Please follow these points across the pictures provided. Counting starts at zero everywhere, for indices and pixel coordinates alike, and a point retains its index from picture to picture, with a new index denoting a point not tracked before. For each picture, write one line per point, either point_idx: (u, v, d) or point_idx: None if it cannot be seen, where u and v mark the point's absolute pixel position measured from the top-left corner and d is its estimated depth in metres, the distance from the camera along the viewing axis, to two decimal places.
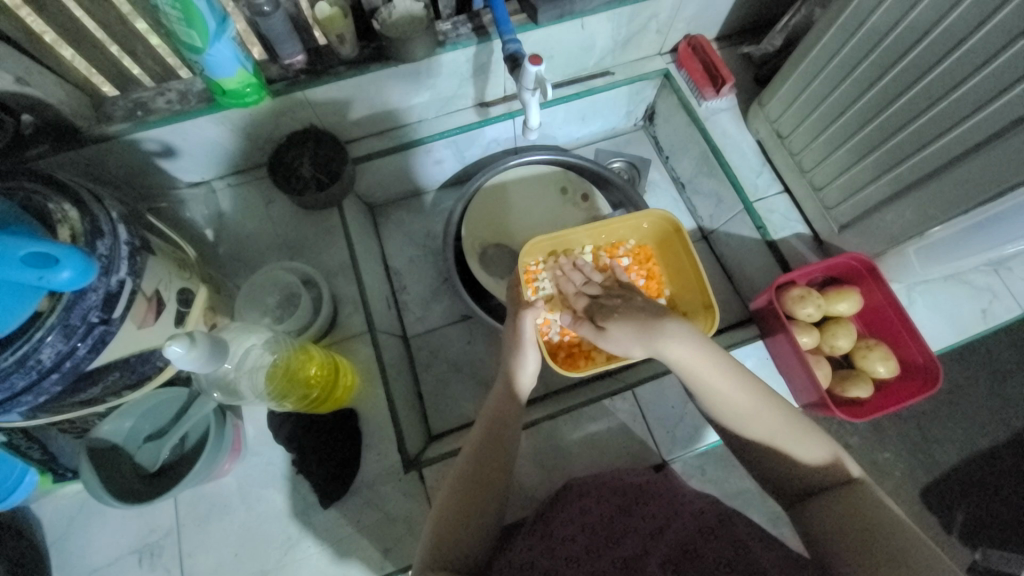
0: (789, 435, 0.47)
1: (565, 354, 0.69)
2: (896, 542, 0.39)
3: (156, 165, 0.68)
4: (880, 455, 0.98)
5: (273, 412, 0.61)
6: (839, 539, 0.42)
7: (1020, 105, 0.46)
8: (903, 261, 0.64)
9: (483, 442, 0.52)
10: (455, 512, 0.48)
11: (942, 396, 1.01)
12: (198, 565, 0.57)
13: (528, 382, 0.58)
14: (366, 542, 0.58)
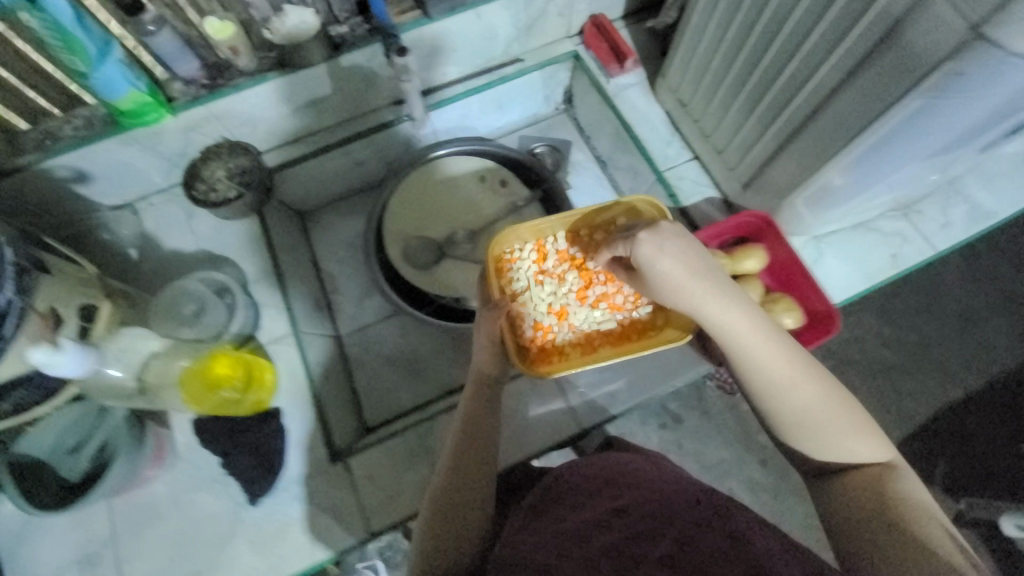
0: (827, 412, 0.43)
1: (536, 351, 0.67)
2: (903, 517, 0.38)
3: (73, 190, 0.70)
4: None
5: (197, 418, 0.63)
6: (859, 521, 0.39)
7: (850, 59, 0.47)
8: (795, 212, 0.64)
9: (459, 447, 0.50)
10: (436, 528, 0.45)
11: (899, 346, 1.01)
12: (136, 569, 0.59)
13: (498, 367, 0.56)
14: (296, 533, 0.60)
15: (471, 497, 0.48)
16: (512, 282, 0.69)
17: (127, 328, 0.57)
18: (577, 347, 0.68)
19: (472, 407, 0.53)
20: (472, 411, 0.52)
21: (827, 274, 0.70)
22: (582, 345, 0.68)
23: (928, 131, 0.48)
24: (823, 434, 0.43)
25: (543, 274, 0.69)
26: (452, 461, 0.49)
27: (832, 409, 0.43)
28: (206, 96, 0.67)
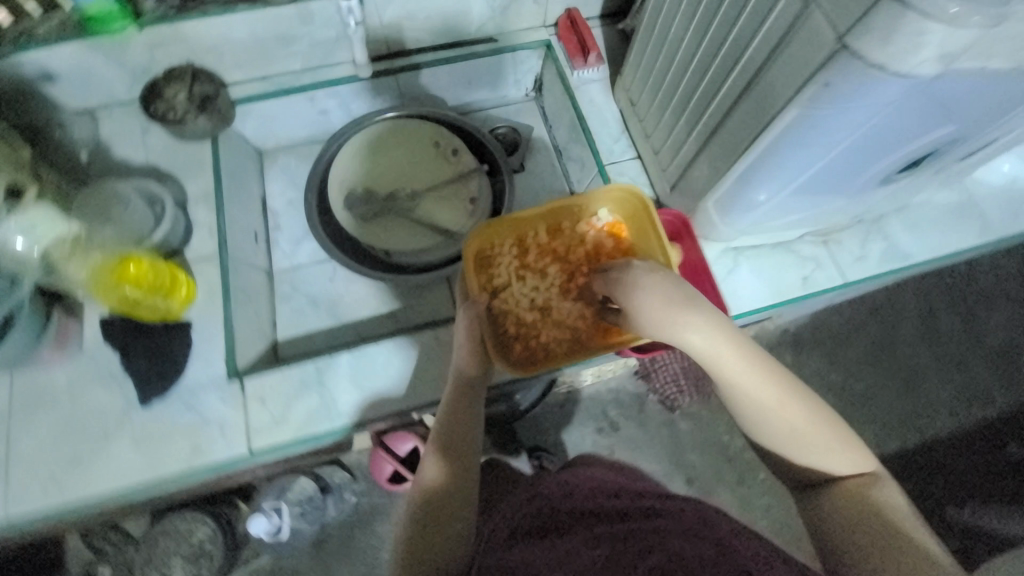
0: (814, 435, 0.51)
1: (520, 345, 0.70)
2: (890, 531, 0.47)
3: (31, 86, 0.72)
4: None
5: (107, 317, 0.65)
6: (847, 527, 0.49)
7: (745, 72, 0.51)
8: (707, 216, 0.67)
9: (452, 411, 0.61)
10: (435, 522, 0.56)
11: None
12: (20, 448, 0.61)
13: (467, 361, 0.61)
14: (180, 439, 0.62)
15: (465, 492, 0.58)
16: (493, 277, 0.72)
17: (42, 205, 0.62)
18: (563, 342, 0.71)
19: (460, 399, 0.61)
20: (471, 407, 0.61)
21: (739, 286, 0.73)
22: (564, 338, 0.71)
23: (816, 145, 0.49)
24: (813, 460, 0.52)
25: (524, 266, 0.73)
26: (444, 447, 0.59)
27: (815, 430, 0.52)
28: (174, 15, 0.70)
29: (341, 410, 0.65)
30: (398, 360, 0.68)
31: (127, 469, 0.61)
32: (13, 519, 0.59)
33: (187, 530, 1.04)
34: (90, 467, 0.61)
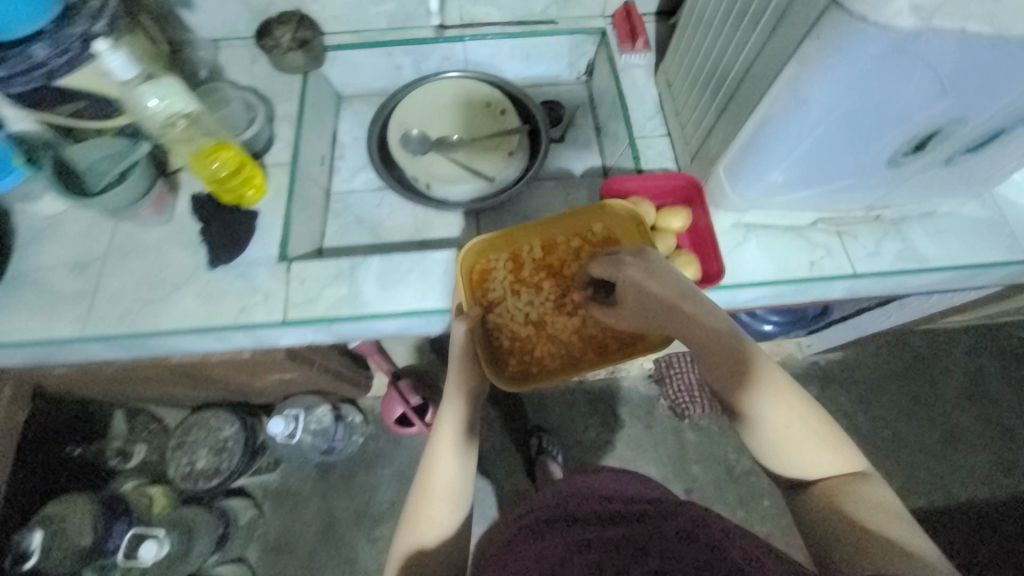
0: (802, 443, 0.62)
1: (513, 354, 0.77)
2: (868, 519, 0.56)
3: (177, 12, 0.89)
4: None
5: (195, 194, 0.79)
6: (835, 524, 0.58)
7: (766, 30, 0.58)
8: (719, 183, 0.72)
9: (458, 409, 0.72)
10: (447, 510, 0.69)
11: None
12: (111, 282, 0.75)
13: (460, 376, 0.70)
14: (230, 299, 0.74)
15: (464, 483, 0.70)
16: (490, 289, 0.78)
17: (173, 78, 0.69)
18: (554, 356, 0.77)
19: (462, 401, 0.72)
20: (470, 409, 0.72)
21: (746, 260, 0.76)
22: (555, 352, 0.78)
23: (816, 107, 0.55)
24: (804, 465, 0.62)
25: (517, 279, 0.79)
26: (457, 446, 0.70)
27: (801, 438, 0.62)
28: None
29: (365, 302, 0.74)
30: (420, 269, 0.76)
31: (186, 315, 0.73)
32: (91, 335, 0.72)
33: (217, 425, 1.27)
34: (156, 307, 0.73)
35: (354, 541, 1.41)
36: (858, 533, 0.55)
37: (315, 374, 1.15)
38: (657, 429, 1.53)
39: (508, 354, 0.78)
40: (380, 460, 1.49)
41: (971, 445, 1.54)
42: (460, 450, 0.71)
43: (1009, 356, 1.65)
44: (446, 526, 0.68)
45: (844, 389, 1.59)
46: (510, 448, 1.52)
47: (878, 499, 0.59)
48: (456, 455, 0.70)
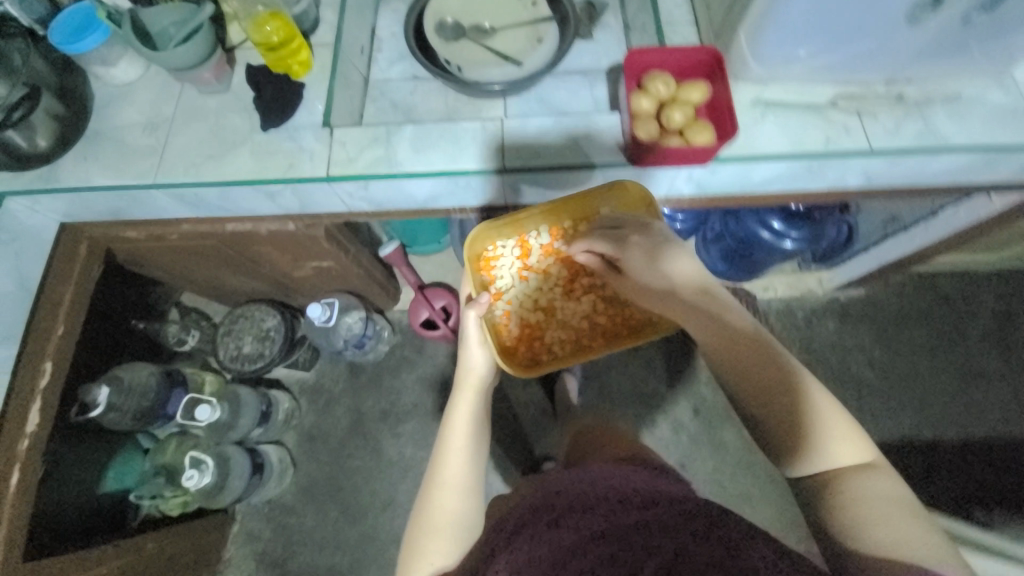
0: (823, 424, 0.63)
1: (525, 337, 1.08)
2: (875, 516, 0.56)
3: None
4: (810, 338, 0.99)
5: (250, 66, 0.87)
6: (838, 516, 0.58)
7: None
8: (738, 53, 0.75)
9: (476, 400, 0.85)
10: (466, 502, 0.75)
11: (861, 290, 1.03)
12: (176, 140, 0.84)
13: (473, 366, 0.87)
14: (280, 158, 0.82)
15: (477, 474, 0.78)
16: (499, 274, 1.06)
17: None
18: (559, 335, 1.08)
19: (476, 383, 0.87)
20: (480, 402, 0.84)
21: (763, 135, 0.78)
22: (562, 335, 1.08)
23: None
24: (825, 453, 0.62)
25: (529, 270, 1.06)
26: (468, 432, 0.80)
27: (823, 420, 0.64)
28: None
29: (399, 162, 0.81)
30: (449, 135, 0.82)
31: (242, 168, 0.82)
32: (161, 182, 0.83)
33: (261, 315, 1.39)
34: (217, 162, 0.83)
35: (380, 435, 1.53)
36: (855, 526, 0.56)
37: (352, 266, 1.22)
38: (671, 354, 1.57)
39: (520, 343, 1.07)
40: (406, 366, 1.60)
41: (992, 384, 1.53)
42: (472, 443, 0.79)
43: None
44: (460, 514, 0.75)
45: (863, 324, 1.59)
46: None
47: (888, 492, 0.58)
48: (469, 448, 0.79)
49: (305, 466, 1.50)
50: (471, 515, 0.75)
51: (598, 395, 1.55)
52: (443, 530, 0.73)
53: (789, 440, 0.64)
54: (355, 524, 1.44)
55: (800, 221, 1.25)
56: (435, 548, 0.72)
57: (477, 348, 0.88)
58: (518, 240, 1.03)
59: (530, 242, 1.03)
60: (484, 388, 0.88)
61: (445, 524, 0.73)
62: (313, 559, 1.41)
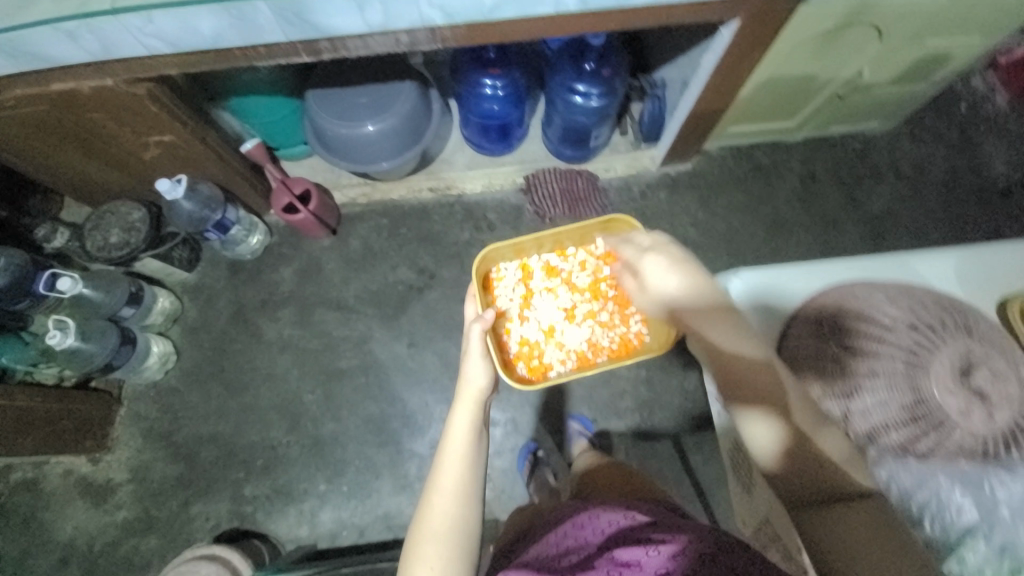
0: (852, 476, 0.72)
1: (520, 354, 1.42)
2: (876, 554, 0.66)
3: None
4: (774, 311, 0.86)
5: None
6: (840, 548, 0.68)
7: None
8: None
9: (476, 406, 0.99)
10: (457, 496, 0.88)
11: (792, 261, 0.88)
12: None
13: (479, 381, 1.01)
14: (72, 0, 0.95)
15: (473, 483, 0.91)
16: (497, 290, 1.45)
17: None
18: (558, 356, 1.43)
19: (480, 391, 1.01)
20: (468, 414, 0.97)
21: None
22: (559, 353, 1.44)
23: None
24: (847, 503, 0.71)
25: (525, 289, 1.47)
26: (466, 445, 0.94)
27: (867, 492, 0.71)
28: None
29: None
30: None
31: (39, 9, 0.94)
32: None
33: (126, 210, 1.51)
34: (17, 7, 0.95)
35: (259, 321, 1.67)
36: (849, 555, 0.67)
37: (194, 140, 1.37)
38: (523, 230, 1.80)
39: (513, 358, 1.42)
40: (284, 261, 1.74)
41: (795, 234, 1.79)
42: (462, 450, 0.93)
43: (840, 163, 1.87)
44: (452, 518, 0.86)
45: (688, 192, 1.84)
46: (396, 249, 1.77)
47: (863, 527, 0.69)
48: (457, 455, 0.92)
49: (190, 353, 1.64)
50: (464, 516, 0.87)
51: (459, 269, 1.75)
52: (438, 537, 0.84)
53: (835, 501, 0.71)
54: (234, 398, 1.59)
55: (575, 67, 1.45)
56: (430, 553, 0.83)
57: (476, 364, 1.01)
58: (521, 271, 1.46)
59: (527, 267, 1.47)
60: (473, 396, 1.00)
61: (440, 530, 0.85)
62: (196, 430, 1.56)
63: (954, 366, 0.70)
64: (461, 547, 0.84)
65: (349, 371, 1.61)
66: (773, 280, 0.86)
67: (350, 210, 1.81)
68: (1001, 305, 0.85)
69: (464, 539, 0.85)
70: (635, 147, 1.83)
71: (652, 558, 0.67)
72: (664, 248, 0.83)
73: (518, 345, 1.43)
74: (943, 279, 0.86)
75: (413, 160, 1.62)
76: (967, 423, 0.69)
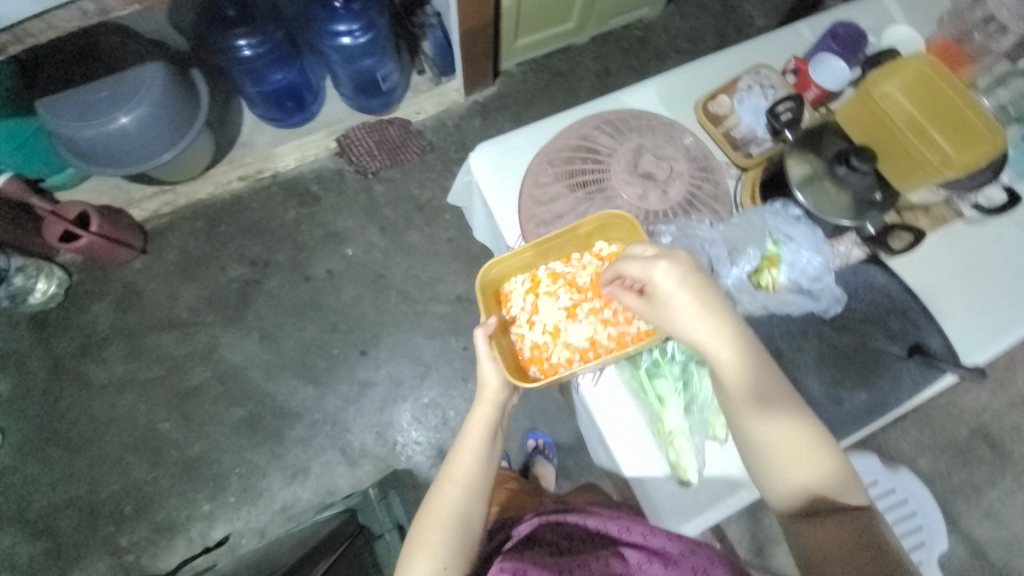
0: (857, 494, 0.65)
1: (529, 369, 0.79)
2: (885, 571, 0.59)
3: None
4: (517, 174, 0.88)
5: None
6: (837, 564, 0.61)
7: None
8: None
9: (495, 409, 0.81)
10: (468, 483, 0.79)
11: (514, 132, 0.89)
12: None
13: (489, 375, 0.78)
14: None
15: (486, 478, 0.80)
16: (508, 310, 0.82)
17: None
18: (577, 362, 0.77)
19: (503, 390, 0.79)
20: (498, 411, 0.81)
21: None
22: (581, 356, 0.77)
23: None
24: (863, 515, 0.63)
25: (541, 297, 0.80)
26: (482, 442, 0.80)
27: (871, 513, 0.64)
28: None
29: None
30: None
31: None
32: None
33: None
34: None
35: (86, 368, 1.52)
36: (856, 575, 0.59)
37: None
38: (350, 192, 1.74)
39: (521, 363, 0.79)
40: (94, 297, 1.58)
41: None
42: (485, 449, 0.81)
43: (628, 52, 2.01)
44: (462, 509, 0.77)
45: (501, 113, 1.88)
46: (219, 249, 1.65)
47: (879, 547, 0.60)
48: (479, 455, 0.80)
49: (15, 425, 1.47)
50: (472, 515, 0.78)
51: (294, 248, 1.67)
52: (445, 526, 0.76)
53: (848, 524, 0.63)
54: (82, 455, 1.46)
55: (324, 9, 1.46)
56: (430, 539, 0.75)
57: (491, 365, 0.77)
58: (531, 274, 0.82)
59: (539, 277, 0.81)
60: (502, 400, 0.81)
61: (445, 519, 0.76)
62: (47, 500, 1.42)
63: (624, 164, 0.79)
64: (468, 542, 0.75)
65: (203, 386, 1.52)
66: (500, 157, 0.88)
67: (156, 223, 1.67)
68: (697, 109, 0.90)
69: (473, 532, 0.76)
70: (436, 82, 1.83)
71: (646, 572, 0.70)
72: (681, 262, 0.66)
73: (528, 358, 0.80)
74: (655, 109, 0.92)
75: (205, 136, 1.55)
76: (644, 206, 0.78)
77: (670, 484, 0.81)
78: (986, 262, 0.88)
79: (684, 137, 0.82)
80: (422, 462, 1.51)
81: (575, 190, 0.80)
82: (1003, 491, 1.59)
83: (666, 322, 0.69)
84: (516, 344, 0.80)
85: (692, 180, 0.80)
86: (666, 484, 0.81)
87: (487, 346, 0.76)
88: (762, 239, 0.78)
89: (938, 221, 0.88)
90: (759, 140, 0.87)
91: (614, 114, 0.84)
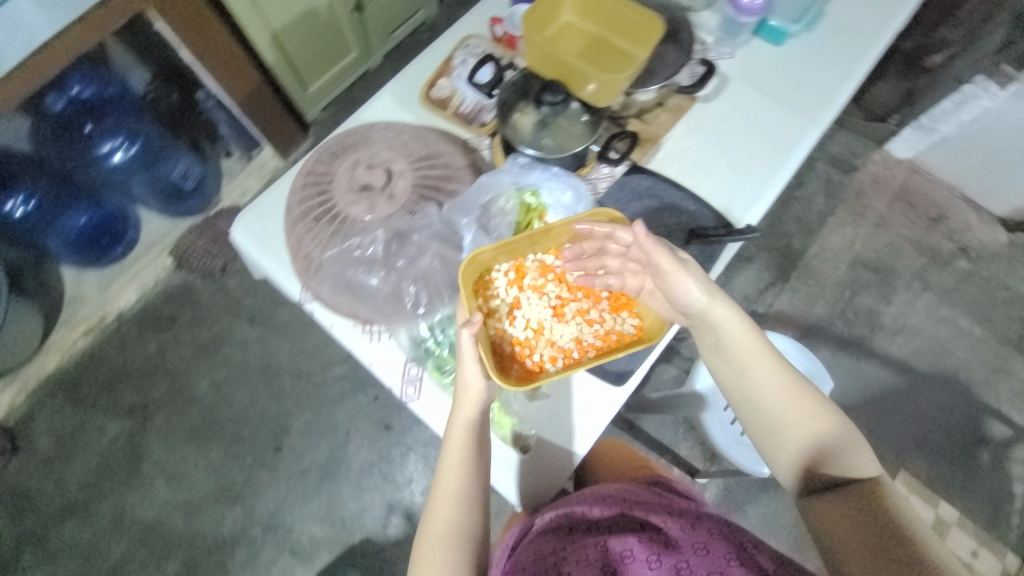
0: (863, 463, 0.66)
1: (511, 367, 0.77)
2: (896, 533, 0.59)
3: None
4: (278, 233, 0.86)
5: None
6: (846, 542, 0.61)
7: None
8: None
9: (474, 418, 0.71)
10: (459, 499, 0.69)
11: (264, 192, 0.87)
12: None
13: (473, 377, 0.70)
14: None
15: (481, 484, 0.71)
16: (489, 299, 0.78)
17: None
18: (553, 360, 0.77)
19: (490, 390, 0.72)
20: (481, 418, 0.72)
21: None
22: (560, 356, 0.78)
23: None
24: (875, 483, 0.64)
25: (529, 290, 0.80)
26: (468, 450, 0.71)
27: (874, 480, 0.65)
28: None
29: None
30: None
31: None
32: None
33: None
34: None
35: None
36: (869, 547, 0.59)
37: None
38: (204, 298, 1.66)
39: (505, 359, 0.77)
40: None
41: None
42: (473, 457, 0.71)
43: None
44: (459, 527, 0.68)
45: None
46: (91, 413, 1.55)
47: (887, 511, 0.62)
48: (467, 466, 0.70)
49: None
50: (471, 530, 0.68)
51: (169, 377, 1.58)
52: (445, 541, 0.67)
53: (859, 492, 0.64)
54: None
55: (75, 139, 1.42)
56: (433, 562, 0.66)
57: (473, 367, 0.70)
58: (516, 263, 0.80)
59: (525, 268, 0.80)
60: (486, 404, 0.72)
61: (444, 535, 0.67)
62: None
63: (350, 184, 0.79)
64: (470, 561, 0.67)
65: (127, 555, 1.43)
66: (258, 220, 0.86)
67: (13, 417, 1.54)
68: (426, 101, 0.91)
69: (474, 545, 0.68)
70: (249, 156, 1.76)
71: (643, 550, 0.65)
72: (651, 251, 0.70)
73: (510, 356, 0.77)
74: (392, 114, 0.92)
75: (22, 306, 1.46)
76: (377, 215, 0.78)
77: (511, 454, 0.82)
78: (730, 130, 0.94)
79: (407, 135, 0.84)
80: (378, 526, 1.46)
81: (316, 225, 0.79)
82: (900, 304, 1.70)
83: (675, 309, 0.76)
84: (496, 339, 0.77)
85: (420, 173, 0.81)
86: (507, 455, 0.82)
87: (473, 347, 0.69)
88: (477, 204, 0.79)
89: (677, 111, 0.93)
90: (488, 107, 0.90)
91: (335, 140, 0.84)
